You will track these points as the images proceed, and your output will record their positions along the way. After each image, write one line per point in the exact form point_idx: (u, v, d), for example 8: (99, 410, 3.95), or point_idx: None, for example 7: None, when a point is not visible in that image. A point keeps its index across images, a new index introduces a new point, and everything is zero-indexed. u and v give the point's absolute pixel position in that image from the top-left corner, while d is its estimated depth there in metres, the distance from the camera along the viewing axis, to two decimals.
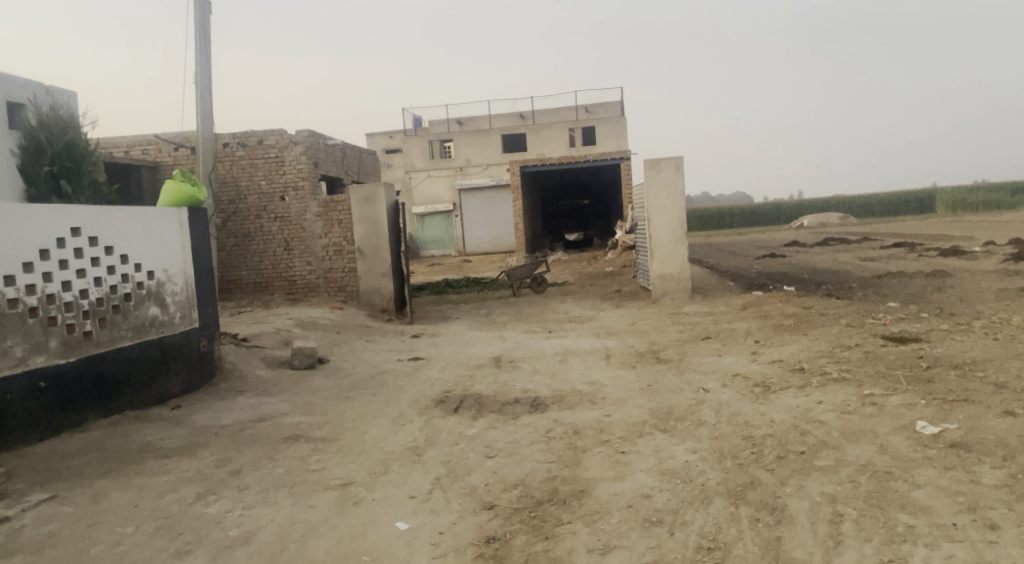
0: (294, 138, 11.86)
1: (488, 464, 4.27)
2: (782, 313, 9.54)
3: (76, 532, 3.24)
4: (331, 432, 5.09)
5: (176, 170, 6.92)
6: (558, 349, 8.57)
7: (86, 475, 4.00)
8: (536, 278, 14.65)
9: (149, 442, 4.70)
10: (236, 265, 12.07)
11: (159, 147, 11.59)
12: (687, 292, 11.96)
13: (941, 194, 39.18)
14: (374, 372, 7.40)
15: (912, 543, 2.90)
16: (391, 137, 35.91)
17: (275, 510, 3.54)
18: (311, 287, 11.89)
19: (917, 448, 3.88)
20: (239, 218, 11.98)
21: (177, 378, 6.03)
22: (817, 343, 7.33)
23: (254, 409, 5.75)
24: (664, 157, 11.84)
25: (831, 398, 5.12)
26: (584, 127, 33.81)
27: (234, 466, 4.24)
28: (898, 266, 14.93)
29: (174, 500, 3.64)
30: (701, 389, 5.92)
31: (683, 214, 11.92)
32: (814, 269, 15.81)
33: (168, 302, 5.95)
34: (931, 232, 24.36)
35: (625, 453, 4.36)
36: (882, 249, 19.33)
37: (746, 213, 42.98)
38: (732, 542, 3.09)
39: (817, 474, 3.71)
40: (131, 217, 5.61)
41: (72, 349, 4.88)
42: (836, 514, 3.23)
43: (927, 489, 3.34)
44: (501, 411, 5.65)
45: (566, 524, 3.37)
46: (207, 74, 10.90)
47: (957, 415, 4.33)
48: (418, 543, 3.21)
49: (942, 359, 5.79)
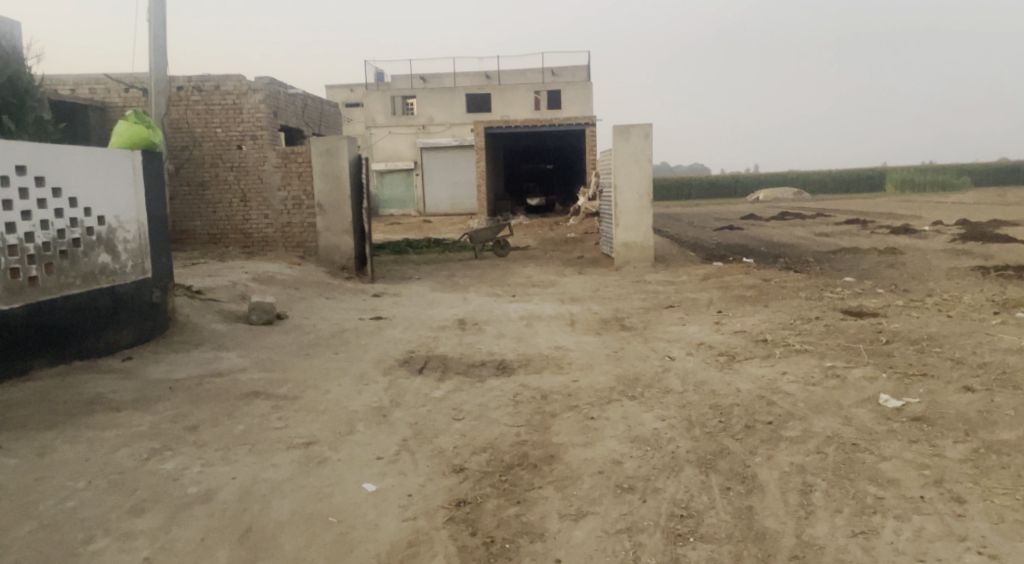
0: (253, 85, 11.43)
1: (455, 427, 4.20)
2: (743, 284, 9.65)
3: (21, 486, 3.04)
4: (293, 389, 4.94)
5: (131, 110, 6.51)
6: (522, 313, 8.51)
7: (31, 427, 3.78)
8: (500, 243, 14.50)
9: (99, 394, 4.48)
10: (190, 214, 11.64)
11: (108, 87, 11.02)
12: (651, 261, 12.00)
13: (892, 173, 40.27)
14: (335, 331, 7.24)
15: (882, 515, 2.94)
16: (351, 90, 34.86)
17: (236, 468, 3.40)
18: (268, 241, 11.53)
19: (881, 421, 3.95)
20: (193, 165, 11.52)
21: (128, 328, 5.76)
22: (779, 315, 7.44)
23: (210, 363, 5.56)
24: (633, 124, 11.73)
25: (795, 370, 5.20)
26: (550, 90, 33.41)
27: (191, 422, 4.06)
28: (853, 242, 15.32)
29: (127, 455, 3.47)
30: (666, 357, 5.96)
31: (650, 182, 11.87)
32: (772, 242, 16.07)
33: (120, 250, 5.66)
34: (882, 209, 25.13)
35: (594, 419, 4.33)
36: (837, 225, 19.81)
37: (705, 185, 43.35)
38: (704, 510, 3.10)
39: (785, 444, 3.74)
40: (82, 158, 5.26)
41: (17, 295, 4.60)
42: (806, 484, 3.27)
43: (893, 462, 3.40)
44: (467, 373, 5.59)
45: (538, 489, 3.33)
46: (162, 11, 10.32)
47: (918, 390, 4.44)
48: (387, 506, 3.12)
49: (900, 334, 5.91)
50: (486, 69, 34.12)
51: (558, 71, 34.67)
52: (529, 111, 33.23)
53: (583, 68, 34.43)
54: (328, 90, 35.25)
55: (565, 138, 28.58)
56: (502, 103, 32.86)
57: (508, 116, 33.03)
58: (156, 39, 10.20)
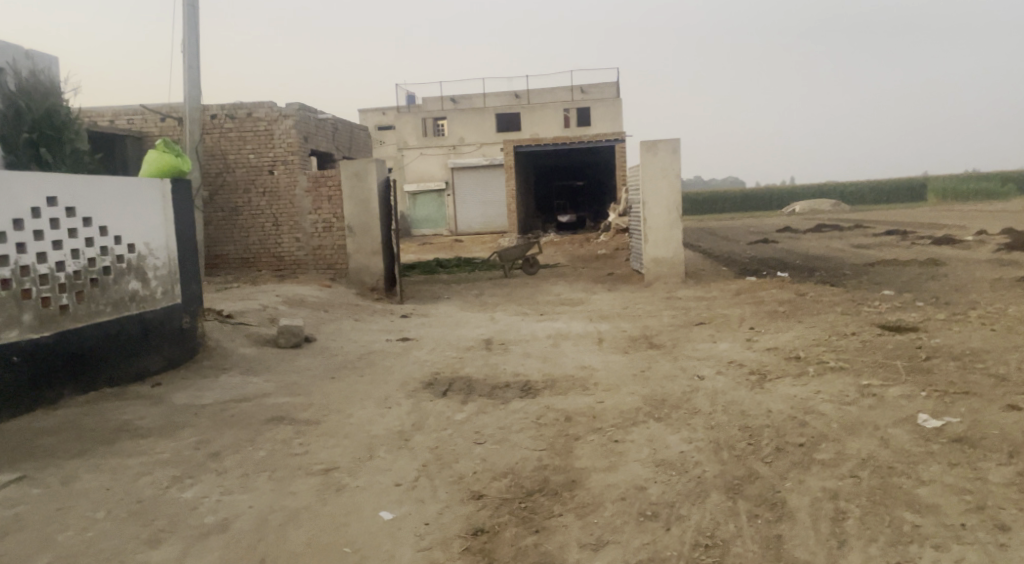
0: (284, 111, 11.65)
1: (476, 451, 4.13)
2: (776, 299, 9.43)
3: (43, 517, 3.06)
4: (316, 414, 4.93)
5: (160, 139, 6.63)
6: (549, 332, 8.44)
7: (57, 455, 3.83)
8: (529, 261, 14.47)
9: (126, 421, 4.53)
10: (224, 239, 11.86)
11: (145, 117, 11.33)
12: (682, 277, 11.82)
13: (933, 183, 39.25)
14: (362, 353, 7.25)
15: (919, 545, 2.79)
16: (384, 114, 35.40)
17: (255, 496, 3.39)
18: (300, 264, 11.68)
19: (919, 443, 3.78)
20: (227, 191, 11.76)
21: (158, 354, 5.85)
22: (813, 331, 7.23)
23: (237, 388, 5.59)
24: (661, 140, 11.63)
25: (829, 388, 5.01)
26: (579, 107, 33.52)
27: (213, 448, 4.08)
28: (892, 253, 14.92)
29: (149, 483, 3.48)
30: (695, 376, 5.82)
31: (679, 197, 11.73)
32: (807, 255, 15.75)
33: (150, 277, 5.77)
34: (924, 220, 24.44)
35: (618, 442, 4.23)
36: (876, 236, 19.32)
37: (739, 199, 42.82)
38: (730, 540, 2.98)
39: (817, 468, 3.59)
40: (112, 188, 5.39)
41: (48, 323, 4.70)
42: (839, 511, 3.12)
43: (932, 486, 3.23)
44: (491, 395, 5.53)
45: (558, 517, 3.24)
46: (196, 42, 10.62)
47: (959, 408, 4.24)
48: (403, 535, 3.06)
49: (941, 349, 5.68)
50: (515, 89, 34.42)
51: (587, 88, 34.75)
52: (558, 129, 33.34)
53: (612, 85, 34.52)
54: (361, 114, 35.86)
55: (595, 154, 28.52)
56: (532, 121, 32.99)
57: (537, 134, 33.12)
58: (191, 69, 10.50)
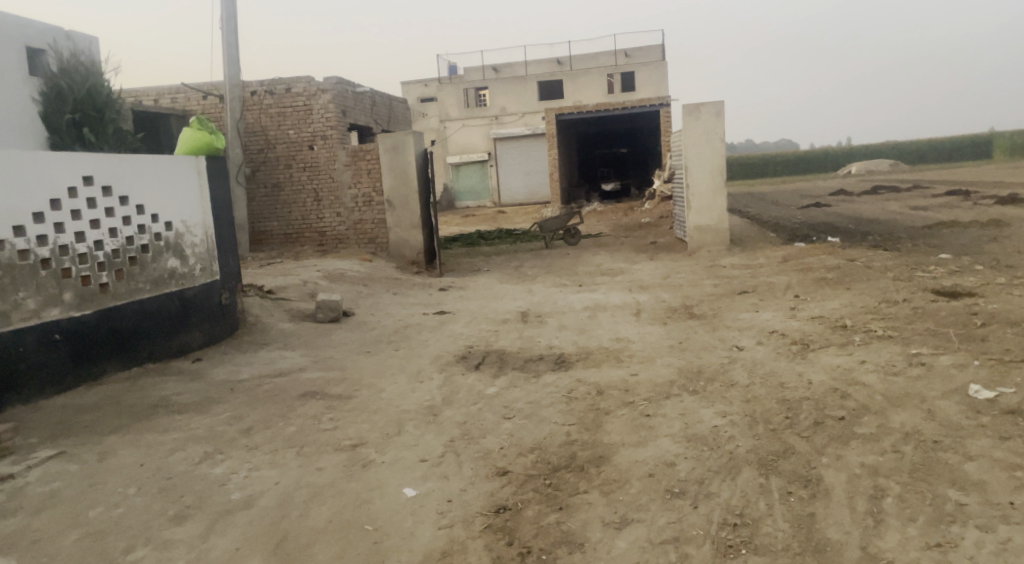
0: (322, 85, 11.65)
1: (504, 427, 4.09)
2: (824, 266, 9.07)
3: (77, 492, 3.16)
4: (348, 388, 4.97)
5: (194, 117, 6.55)
6: (587, 304, 8.32)
7: (97, 431, 3.95)
8: (571, 231, 14.28)
9: (164, 397, 4.64)
10: (267, 215, 12.04)
11: (188, 95, 11.51)
12: (726, 244, 11.49)
13: (1001, 139, 37.11)
14: (398, 327, 7.28)
15: (962, 525, 2.64)
16: (426, 85, 35.22)
17: (281, 472, 3.43)
18: (341, 239, 11.78)
19: (969, 415, 3.57)
20: (269, 167, 11.89)
21: (198, 331, 5.97)
22: (862, 298, 6.93)
23: (274, 363, 5.68)
24: (704, 102, 11.22)
25: (875, 358, 4.79)
26: (623, 72, 32.69)
27: (245, 424, 4.14)
28: (953, 214, 14.20)
29: (180, 459, 3.55)
30: (734, 347, 5.65)
31: (723, 161, 11.35)
32: (861, 219, 15.13)
33: (187, 254, 5.86)
34: (988, 179, 23.19)
35: (650, 416, 4.13)
36: (936, 197, 18.43)
37: (791, 162, 41.40)
38: (761, 519, 2.87)
39: (857, 442, 3.43)
40: (147, 167, 5.46)
41: (89, 301, 4.82)
42: (878, 488, 2.98)
43: (980, 462, 3.05)
44: (524, 368, 5.49)
45: (582, 494, 3.18)
46: (234, 19, 10.67)
47: (1015, 378, 3.98)
48: (425, 512, 3.05)
49: (998, 316, 5.36)
50: (558, 56, 33.81)
51: (632, 52, 33.88)
52: (602, 95, 32.65)
53: (657, 48, 33.60)
54: (403, 87, 35.77)
55: (638, 120, 27.89)
56: (574, 88, 32.41)
57: (580, 101, 32.55)
58: (229, 46, 10.58)
